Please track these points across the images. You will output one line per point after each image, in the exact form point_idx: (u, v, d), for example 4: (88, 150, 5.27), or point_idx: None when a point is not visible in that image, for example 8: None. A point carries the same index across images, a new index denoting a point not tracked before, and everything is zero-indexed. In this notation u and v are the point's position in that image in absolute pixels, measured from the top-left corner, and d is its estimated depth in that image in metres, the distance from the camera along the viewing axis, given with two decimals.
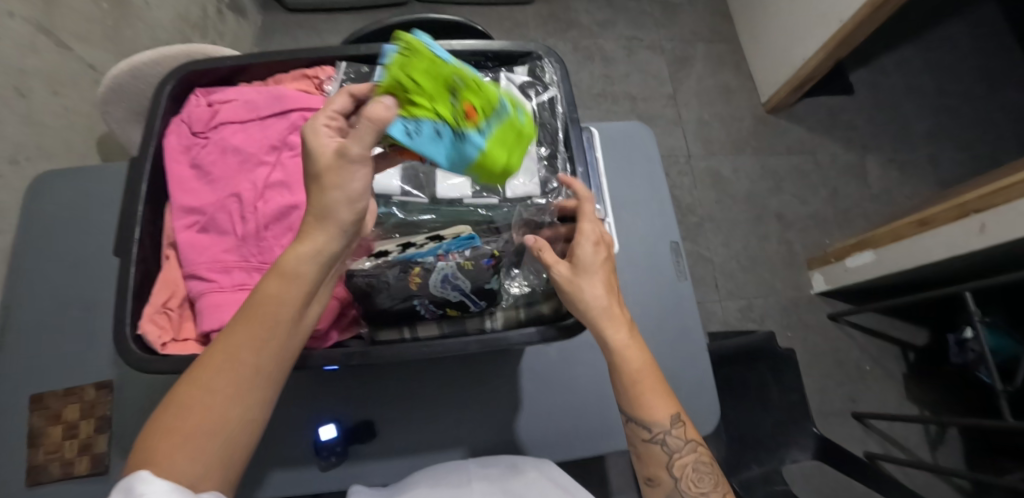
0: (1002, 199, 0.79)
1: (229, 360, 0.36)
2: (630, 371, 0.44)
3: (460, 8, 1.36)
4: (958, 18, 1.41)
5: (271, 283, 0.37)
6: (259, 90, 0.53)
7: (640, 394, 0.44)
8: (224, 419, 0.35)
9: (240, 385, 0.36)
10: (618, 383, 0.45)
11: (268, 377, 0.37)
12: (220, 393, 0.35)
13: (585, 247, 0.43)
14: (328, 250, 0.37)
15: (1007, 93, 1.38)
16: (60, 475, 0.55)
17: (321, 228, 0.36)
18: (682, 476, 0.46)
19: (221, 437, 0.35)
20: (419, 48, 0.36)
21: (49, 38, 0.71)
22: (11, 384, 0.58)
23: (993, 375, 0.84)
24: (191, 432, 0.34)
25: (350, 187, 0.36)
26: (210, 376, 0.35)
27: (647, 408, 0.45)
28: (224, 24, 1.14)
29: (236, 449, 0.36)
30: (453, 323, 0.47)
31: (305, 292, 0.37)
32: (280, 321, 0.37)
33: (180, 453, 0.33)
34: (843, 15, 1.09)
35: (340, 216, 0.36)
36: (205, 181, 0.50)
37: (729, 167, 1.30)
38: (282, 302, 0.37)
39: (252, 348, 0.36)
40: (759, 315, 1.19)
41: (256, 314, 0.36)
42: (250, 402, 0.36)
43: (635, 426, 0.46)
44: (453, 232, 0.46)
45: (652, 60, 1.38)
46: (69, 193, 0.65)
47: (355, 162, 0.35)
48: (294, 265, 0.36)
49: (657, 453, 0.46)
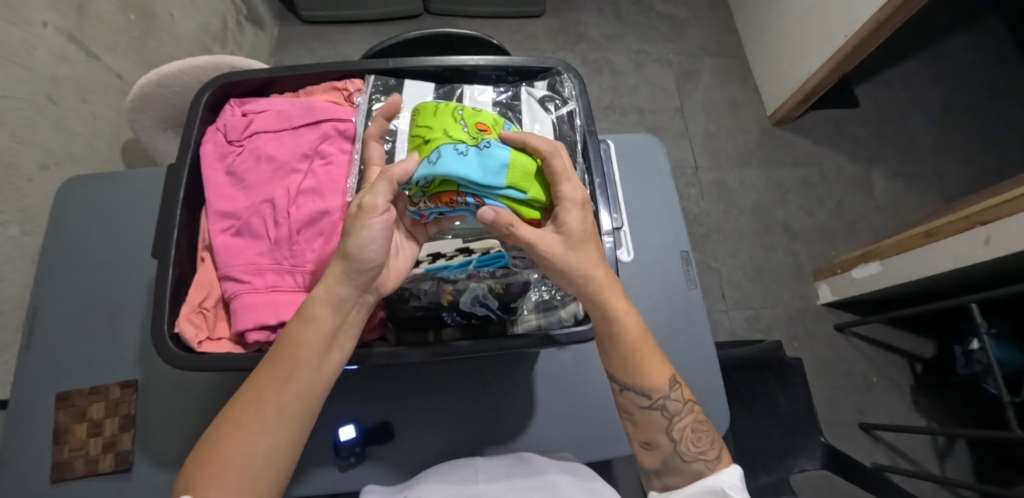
0: (1006, 211, 0.80)
1: (257, 399, 0.38)
2: (630, 338, 0.45)
3: (471, 21, 1.40)
4: (962, 33, 1.43)
5: (292, 324, 0.40)
6: (291, 102, 0.55)
7: (639, 358, 0.45)
8: (253, 454, 0.37)
9: (267, 422, 0.38)
10: (614, 349, 0.45)
11: (292, 416, 0.39)
12: (249, 430, 0.38)
13: (572, 214, 0.40)
14: (339, 294, 0.39)
15: (1012, 107, 1.39)
16: (84, 472, 0.56)
17: (334, 277, 0.39)
18: (681, 439, 0.46)
19: (250, 473, 0.37)
20: (427, 107, 0.44)
21: (79, 47, 0.73)
22: (38, 383, 0.59)
23: (1000, 386, 0.84)
24: (221, 467, 0.36)
25: (365, 241, 0.38)
26: (240, 415, 0.38)
27: (646, 372, 0.45)
28: (243, 35, 1.17)
29: (264, 485, 0.38)
30: (475, 329, 0.49)
31: (324, 335, 0.40)
32: (300, 361, 0.39)
33: (213, 485, 0.35)
34: (848, 30, 1.12)
35: (350, 265, 0.38)
36: (240, 187, 0.52)
37: (735, 179, 1.32)
38: (303, 345, 0.39)
39: (277, 387, 0.39)
40: (766, 325, 1.20)
41: (279, 355, 0.39)
42: (276, 440, 0.38)
43: (633, 393, 0.46)
44: (482, 247, 0.52)
45: (660, 73, 1.40)
46: (96, 196, 0.67)
47: (369, 213, 0.37)
48: (310, 306, 0.40)
49: (656, 419, 0.46)
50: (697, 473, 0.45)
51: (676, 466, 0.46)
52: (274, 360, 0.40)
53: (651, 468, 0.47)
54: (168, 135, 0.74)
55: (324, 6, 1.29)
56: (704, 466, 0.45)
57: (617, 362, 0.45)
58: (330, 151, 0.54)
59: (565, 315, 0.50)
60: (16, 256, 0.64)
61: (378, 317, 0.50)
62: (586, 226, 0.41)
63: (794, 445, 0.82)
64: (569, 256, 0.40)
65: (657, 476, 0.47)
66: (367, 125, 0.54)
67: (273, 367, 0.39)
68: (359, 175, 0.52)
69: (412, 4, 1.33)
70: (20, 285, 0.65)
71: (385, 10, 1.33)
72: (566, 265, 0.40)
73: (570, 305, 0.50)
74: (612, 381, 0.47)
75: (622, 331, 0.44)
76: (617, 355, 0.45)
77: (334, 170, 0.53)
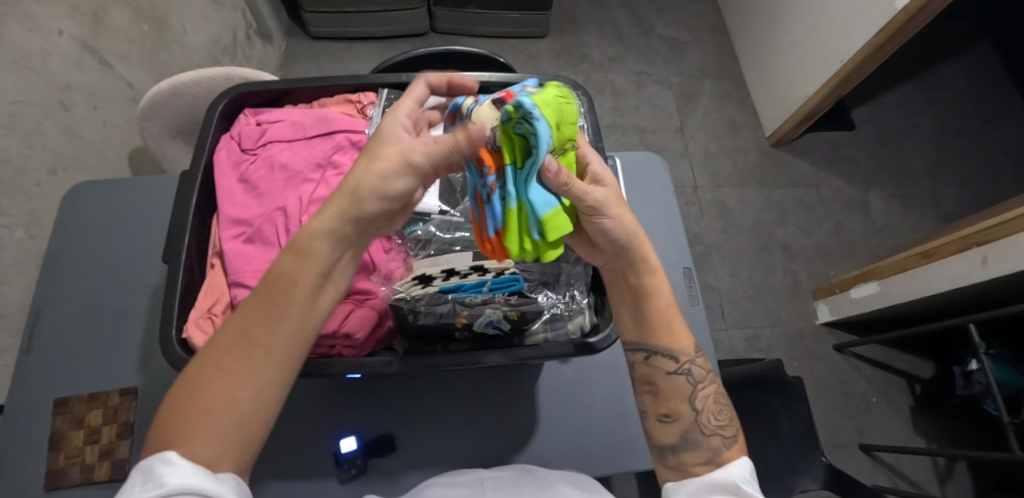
0: (1001, 232, 0.82)
1: (244, 341, 0.37)
2: (662, 294, 0.48)
3: (477, 40, 1.42)
4: (955, 59, 1.47)
5: (285, 260, 0.38)
6: (305, 113, 0.57)
7: (669, 322, 0.48)
8: (239, 398, 0.36)
9: (254, 365, 0.37)
10: (647, 310, 0.47)
11: (281, 359, 0.38)
12: (232, 372, 0.36)
13: (609, 223, 0.42)
14: (342, 231, 0.38)
15: (1004, 132, 1.43)
16: (79, 481, 0.55)
17: (336, 209, 0.38)
18: (703, 409, 0.46)
19: (233, 418, 0.35)
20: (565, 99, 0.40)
21: (93, 56, 0.75)
22: (36, 389, 0.58)
23: (1000, 407, 0.85)
24: (204, 411, 0.35)
25: (388, 182, 0.38)
26: (224, 357, 0.36)
27: (665, 334, 0.47)
28: (252, 48, 1.19)
29: (251, 431, 0.36)
30: (483, 342, 0.49)
31: (318, 273, 0.38)
32: (294, 299, 0.38)
33: (196, 431, 0.34)
34: (844, 55, 1.15)
35: (362, 201, 0.38)
36: (253, 195, 0.53)
37: (734, 198, 1.33)
38: (295, 281, 0.38)
39: (266, 327, 0.37)
40: (765, 345, 1.20)
41: (269, 293, 0.38)
42: (263, 382, 0.37)
43: (659, 357, 0.47)
44: (497, 267, 0.46)
45: (660, 94, 1.43)
46: (102, 201, 0.67)
47: (412, 169, 0.38)
48: (308, 241, 0.38)
49: (680, 385, 0.47)
50: (714, 449, 0.44)
51: (695, 439, 0.45)
52: (261, 298, 0.38)
53: (667, 444, 0.46)
54: (176, 143, 0.74)
55: (333, 22, 1.31)
56: (720, 441, 0.45)
57: (647, 327, 0.47)
58: (343, 161, 0.55)
59: (571, 328, 0.51)
60: (21, 259, 0.64)
61: (386, 327, 0.50)
62: (620, 239, 0.44)
63: (795, 465, 0.82)
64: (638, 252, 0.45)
65: (672, 453, 0.46)
66: None
67: (260, 306, 0.38)
68: None
69: (418, 23, 1.36)
70: (22, 288, 0.65)
71: (392, 28, 1.36)
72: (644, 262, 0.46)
73: (577, 318, 0.51)
74: (637, 351, 0.48)
75: (652, 291, 0.47)
76: (650, 318, 0.47)
77: None
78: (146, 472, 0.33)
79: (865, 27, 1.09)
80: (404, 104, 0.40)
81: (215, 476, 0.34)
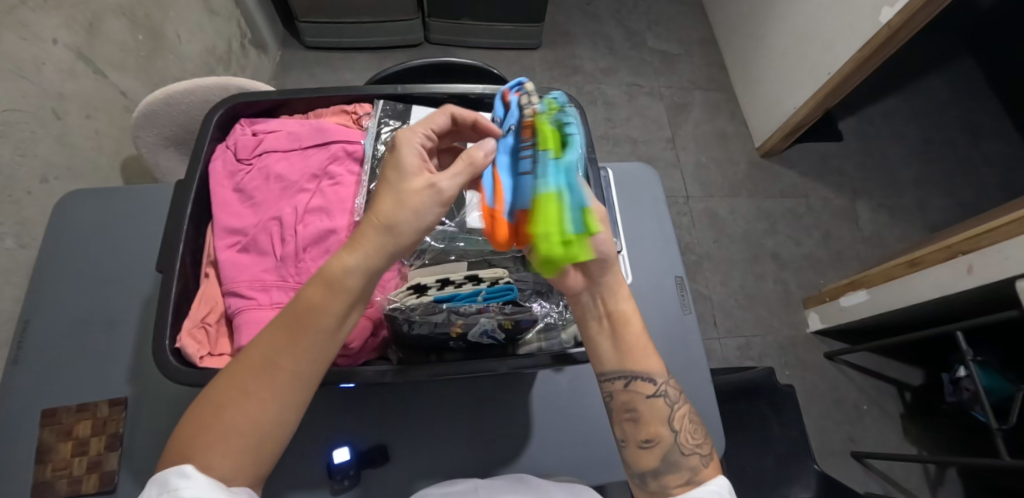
0: (985, 241, 0.84)
1: (270, 366, 0.37)
2: (634, 324, 0.48)
3: (471, 51, 1.44)
4: (937, 73, 1.51)
5: (314, 291, 0.37)
6: (301, 123, 0.57)
7: (647, 344, 0.48)
8: (264, 421, 0.36)
9: (278, 389, 0.37)
10: (625, 338, 0.47)
11: (304, 382, 0.38)
12: (259, 396, 0.36)
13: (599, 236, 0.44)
14: (377, 267, 0.38)
15: (986, 143, 1.46)
16: (67, 493, 0.54)
17: (372, 243, 0.37)
18: (681, 430, 0.46)
19: (254, 439, 0.36)
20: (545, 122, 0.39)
21: (87, 66, 0.75)
22: (24, 401, 0.57)
23: (988, 413, 0.86)
24: (225, 433, 0.35)
25: (420, 219, 0.38)
26: (247, 380, 0.36)
27: (643, 359, 0.47)
28: (247, 58, 1.20)
29: (270, 450, 0.37)
30: (478, 350, 0.50)
31: (347, 304, 0.38)
32: (323, 328, 0.37)
33: (213, 450, 0.35)
34: (831, 68, 1.18)
35: (398, 241, 0.38)
36: (248, 205, 0.53)
37: (725, 208, 1.35)
38: (324, 312, 0.37)
39: (293, 354, 0.37)
40: (757, 353, 1.21)
41: (297, 321, 0.37)
42: (285, 404, 0.37)
43: (639, 382, 0.46)
44: (491, 276, 0.48)
45: (651, 105, 1.45)
46: (94, 210, 0.67)
47: (435, 200, 0.38)
48: (341, 276, 0.37)
49: (660, 407, 0.46)
50: (694, 467, 0.44)
51: (675, 461, 0.44)
52: (288, 326, 0.37)
53: (648, 469, 0.45)
54: (170, 152, 0.74)
55: (327, 32, 1.32)
56: (699, 460, 0.45)
57: (625, 354, 0.47)
58: (339, 172, 0.56)
59: (565, 337, 0.52)
60: (10, 268, 0.63)
61: (381, 337, 0.51)
62: (603, 257, 0.45)
63: (789, 473, 0.82)
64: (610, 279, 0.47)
65: (653, 478, 0.45)
66: (377, 147, 0.56)
67: (287, 334, 0.37)
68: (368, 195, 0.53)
69: (413, 34, 1.37)
70: (11, 298, 0.64)
71: (387, 39, 1.37)
72: (615, 286, 0.47)
73: (570, 327, 0.52)
74: (617, 377, 0.47)
75: (628, 318, 0.48)
76: (629, 345, 0.47)
77: (342, 191, 0.55)
78: (162, 484, 0.34)
79: (849, 41, 1.11)
80: (414, 133, 0.41)
81: (230, 489, 0.34)
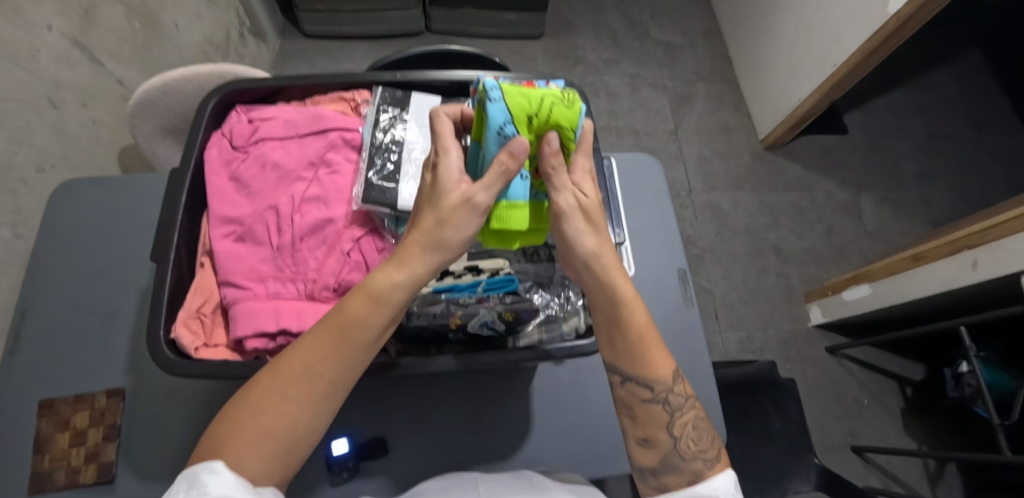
0: (991, 236, 0.82)
1: (309, 374, 0.36)
2: (636, 325, 0.44)
3: (472, 41, 1.42)
4: (944, 65, 1.49)
5: (359, 302, 0.37)
6: (298, 110, 0.56)
7: (644, 349, 0.44)
8: (298, 426, 0.36)
9: (316, 398, 0.36)
10: (620, 338, 0.44)
11: (341, 390, 0.38)
12: (296, 403, 0.36)
13: (569, 230, 0.42)
14: (421, 281, 0.38)
15: (992, 138, 1.45)
16: (65, 484, 0.54)
17: (420, 259, 0.37)
18: (682, 436, 0.44)
19: (286, 444, 0.36)
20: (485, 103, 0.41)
21: (83, 53, 0.74)
22: (21, 393, 0.57)
23: (991, 410, 0.85)
24: (259, 435, 0.35)
25: (462, 233, 0.38)
26: (285, 387, 0.36)
27: (635, 364, 0.44)
28: (245, 47, 1.18)
29: (299, 453, 0.37)
30: (478, 343, 0.49)
31: (390, 317, 0.38)
32: (364, 339, 0.37)
33: (245, 451, 0.34)
34: (837, 60, 1.16)
35: (442, 256, 0.38)
36: (244, 193, 0.53)
37: (728, 201, 1.34)
38: (368, 324, 0.37)
39: (334, 364, 0.37)
40: (758, 347, 1.21)
41: (339, 332, 0.37)
42: (320, 412, 0.37)
43: (633, 384, 0.45)
44: (491, 267, 0.49)
45: (654, 97, 1.44)
46: (90, 201, 0.66)
47: (474, 214, 0.37)
48: (386, 289, 0.37)
49: (658, 413, 0.44)
50: (696, 472, 0.43)
51: (675, 464, 0.43)
52: (332, 335, 0.37)
53: (647, 466, 0.45)
54: (167, 142, 0.74)
55: (326, 21, 1.31)
56: (703, 465, 0.43)
57: (620, 354, 0.45)
58: (337, 160, 0.55)
59: (566, 330, 0.50)
60: (6, 259, 0.63)
61: None
62: (580, 253, 0.42)
63: (789, 468, 0.82)
64: (600, 279, 0.43)
65: (653, 475, 0.44)
66: (374, 134, 0.55)
67: (330, 344, 0.37)
68: (364, 184, 0.51)
69: (414, 23, 1.36)
70: (8, 289, 0.63)
71: (387, 28, 1.35)
72: (605, 287, 0.43)
73: (572, 319, 0.50)
74: (613, 373, 0.46)
75: (628, 322, 0.43)
76: (624, 346, 0.44)
77: (340, 179, 0.54)
78: (191, 479, 0.32)
79: (857, 32, 1.10)
80: (450, 143, 0.39)
81: (257, 490, 0.34)
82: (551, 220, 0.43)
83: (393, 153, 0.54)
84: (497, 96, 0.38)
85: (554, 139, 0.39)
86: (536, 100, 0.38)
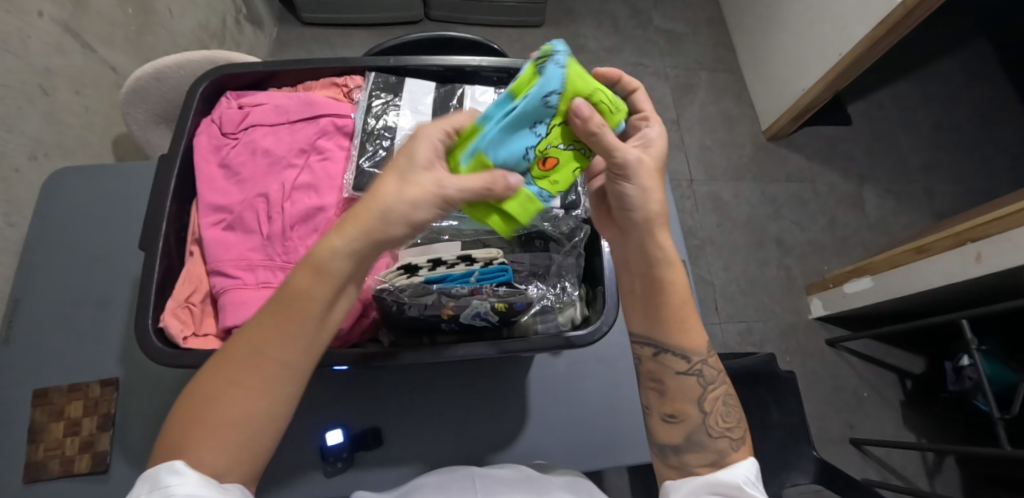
0: (995, 229, 0.81)
1: (257, 356, 0.36)
2: (678, 291, 0.47)
3: (472, 29, 1.40)
4: (950, 55, 1.47)
5: (302, 276, 0.36)
6: (289, 96, 0.55)
7: (684, 317, 0.47)
8: (254, 413, 0.36)
9: (268, 380, 0.36)
10: (663, 303, 0.47)
11: (293, 370, 0.37)
12: (248, 389, 0.36)
13: (629, 190, 0.43)
14: (367, 252, 0.36)
15: (998, 129, 1.43)
16: (60, 473, 0.54)
17: (363, 233, 0.35)
18: (711, 411, 0.46)
19: (244, 431, 0.35)
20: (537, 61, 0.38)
21: (74, 39, 0.72)
22: (15, 382, 0.57)
23: (991, 403, 0.84)
24: (216, 427, 0.35)
25: (418, 214, 0.35)
26: (236, 373, 0.36)
27: (676, 332, 0.46)
28: (241, 34, 1.16)
29: (260, 440, 0.36)
30: (472, 334, 0.48)
31: (334, 290, 0.37)
32: (310, 314, 0.36)
33: (205, 445, 0.34)
34: (843, 49, 1.14)
35: (394, 235, 0.36)
36: (234, 181, 0.52)
37: (730, 192, 1.33)
38: (313, 298, 0.36)
39: (281, 344, 0.36)
40: (758, 339, 1.20)
41: (285, 309, 0.36)
42: (276, 395, 0.37)
43: (669, 355, 0.46)
44: (486, 256, 0.46)
45: (656, 86, 1.41)
46: (82, 190, 0.65)
47: (440, 203, 0.36)
48: (328, 260, 0.36)
49: (690, 385, 0.46)
50: (721, 451, 0.44)
51: (701, 441, 0.45)
52: (278, 314, 0.36)
53: (671, 443, 0.46)
54: (161, 130, 0.73)
55: (323, 8, 1.28)
56: (728, 444, 0.45)
57: (656, 321, 0.47)
58: (328, 147, 0.54)
59: (562, 320, 0.49)
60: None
61: (372, 318, 0.49)
62: (637, 210, 0.44)
63: (786, 460, 0.82)
64: (649, 237, 0.45)
65: (675, 453, 0.46)
66: (367, 120, 0.54)
67: (276, 323, 0.36)
68: (356, 172, 0.50)
69: (413, 11, 1.34)
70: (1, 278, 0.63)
71: (386, 14, 1.33)
72: (653, 245, 0.45)
73: (567, 310, 0.50)
74: (648, 346, 0.47)
75: (668, 286, 0.46)
76: (663, 311, 0.47)
77: (331, 166, 0.53)
78: (151, 480, 0.33)
79: (863, 20, 1.07)
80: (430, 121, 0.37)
81: (223, 486, 0.34)
82: (609, 175, 0.43)
83: (385, 140, 0.53)
84: (563, 63, 0.37)
85: (583, 107, 0.38)
86: (591, 89, 0.39)
